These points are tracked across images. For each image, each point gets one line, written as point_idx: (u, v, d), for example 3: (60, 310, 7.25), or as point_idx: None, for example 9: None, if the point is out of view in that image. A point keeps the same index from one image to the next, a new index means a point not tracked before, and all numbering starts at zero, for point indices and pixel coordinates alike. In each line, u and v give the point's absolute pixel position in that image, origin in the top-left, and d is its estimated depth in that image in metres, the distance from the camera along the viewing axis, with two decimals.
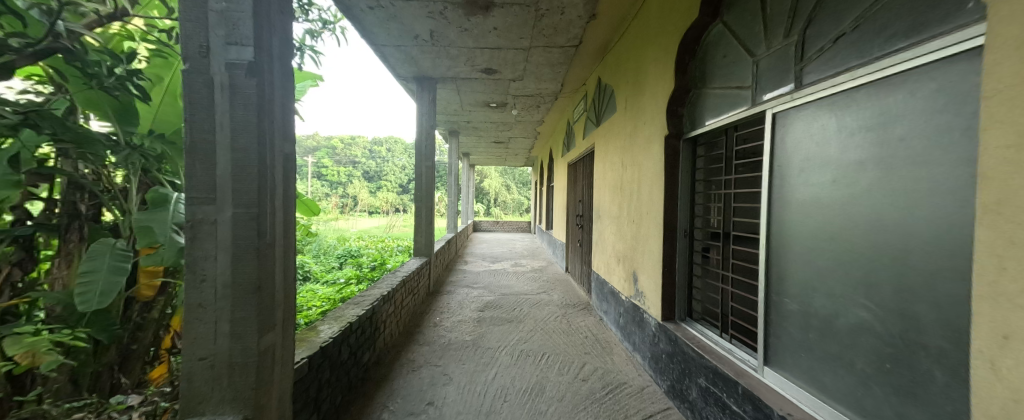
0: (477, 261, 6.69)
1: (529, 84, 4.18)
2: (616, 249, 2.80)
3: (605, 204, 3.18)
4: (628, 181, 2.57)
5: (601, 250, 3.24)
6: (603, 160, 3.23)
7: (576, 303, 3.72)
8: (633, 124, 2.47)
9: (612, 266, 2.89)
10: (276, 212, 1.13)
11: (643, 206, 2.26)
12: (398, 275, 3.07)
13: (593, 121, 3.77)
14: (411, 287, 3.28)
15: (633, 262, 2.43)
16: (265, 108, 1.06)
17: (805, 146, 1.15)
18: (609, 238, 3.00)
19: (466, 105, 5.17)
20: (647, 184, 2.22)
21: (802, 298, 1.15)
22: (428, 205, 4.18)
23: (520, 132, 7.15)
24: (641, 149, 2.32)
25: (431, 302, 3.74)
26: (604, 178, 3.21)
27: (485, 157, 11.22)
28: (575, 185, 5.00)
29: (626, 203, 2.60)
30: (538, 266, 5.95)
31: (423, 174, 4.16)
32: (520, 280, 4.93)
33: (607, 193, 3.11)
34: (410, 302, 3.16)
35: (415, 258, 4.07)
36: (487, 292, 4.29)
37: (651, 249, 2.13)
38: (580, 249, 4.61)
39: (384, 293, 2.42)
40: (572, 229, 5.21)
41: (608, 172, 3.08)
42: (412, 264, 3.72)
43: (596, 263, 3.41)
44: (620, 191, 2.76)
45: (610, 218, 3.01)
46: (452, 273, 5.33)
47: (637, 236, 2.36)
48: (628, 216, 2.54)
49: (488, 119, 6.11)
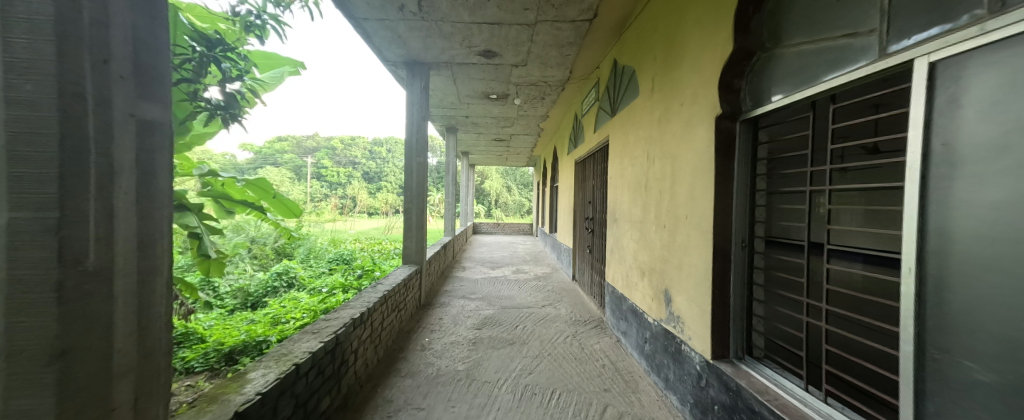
0: (476, 266, 6.21)
1: (534, 70, 3.72)
2: (640, 260, 2.33)
3: (624, 205, 2.71)
4: (657, 177, 2.10)
5: (619, 259, 2.77)
6: (621, 154, 2.76)
7: (587, 319, 3.25)
8: (665, 107, 2.00)
9: (634, 280, 2.42)
10: (122, 215, 0.67)
11: (680, 207, 1.79)
12: (379, 290, 2.59)
13: (607, 111, 3.30)
14: (396, 301, 2.80)
15: (665, 277, 1.96)
16: (78, 33, 0.59)
17: (1015, 110, 0.67)
18: (630, 245, 2.52)
19: (463, 96, 4.72)
20: (685, 180, 1.75)
21: (1005, 367, 0.69)
22: (420, 206, 3.71)
23: (523, 128, 6.69)
24: (677, 136, 1.85)
25: (421, 318, 3.26)
26: (623, 174, 2.73)
27: (486, 156, 10.78)
28: (585, 184, 4.53)
29: (654, 205, 2.13)
30: (542, 274, 5.47)
31: (414, 171, 3.69)
32: (522, 290, 4.44)
33: (627, 192, 2.64)
34: (393, 321, 2.69)
35: (404, 266, 3.60)
36: (486, 304, 3.80)
37: (693, 263, 1.66)
38: (590, 256, 4.12)
39: (355, 316, 1.95)
40: (580, 233, 4.74)
41: (628, 167, 2.61)
42: (399, 274, 3.25)
43: (612, 274, 2.95)
44: (645, 190, 2.29)
45: (631, 222, 2.53)
46: (448, 281, 4.85)
47: (671, 246, 1.89)
48: (657, 220, 2.07)
49: (488, 113, 5.66)
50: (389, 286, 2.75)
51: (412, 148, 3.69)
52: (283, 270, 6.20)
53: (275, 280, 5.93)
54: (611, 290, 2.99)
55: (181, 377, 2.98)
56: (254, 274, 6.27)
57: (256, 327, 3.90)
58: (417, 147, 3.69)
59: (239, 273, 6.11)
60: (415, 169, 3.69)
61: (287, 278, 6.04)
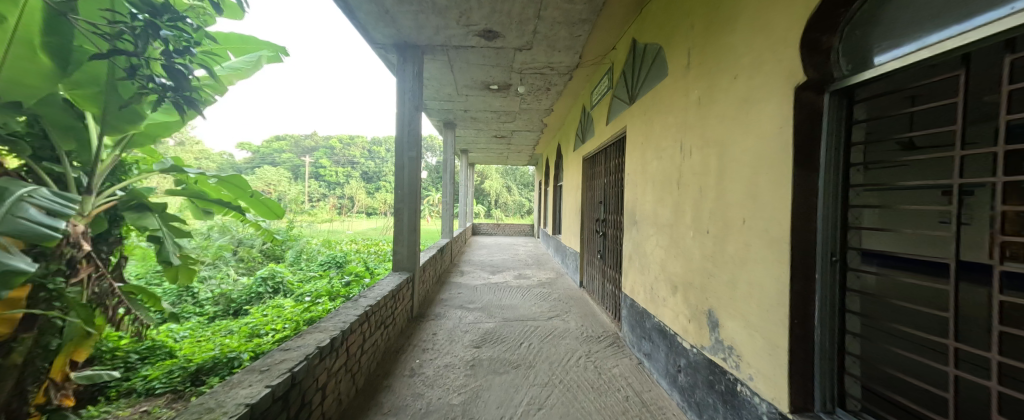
0: (475, 270, 5.83)
1: (540, 55, 3.34)
2: (671, 270, 1.95)
3: (647, 205, 2.32)
4: (695, 171, 1.72)
5: (640, 268, 2.40)
6: (644, 146, 2.37)
7: (601, 334, 2.88)
8: (708, 84, 1.61)
9: (662, 294, 2.04)
10: None
11: (734, 208, 1.41)
12: (359, 304, 2.19)
13: (623, 98, 2.93)
14: (381, 317, 2.41)
15: (708, 295, 1.58)
16: None
17: None
18: (656, 252, 2.15)
19: (461, 86, 4.36)
20: (742, 174, 1.36)
21: None
22: (412, 206, 3.33)
23: (525, 123, 6.32)
24: (728, 119, 1.46)
25: (412, 334, 2.88)
26: (646, 169, 2.34)
27: (485, 154, 10.40)
28: (594, 183, 4.15)
29: (691, 205, 1.74)
30: (547, 280, 5.08)
31: (405, 167, 3.30)
32: (525, 299, 4.05)
33: (651, 191, 2.26)
34: (378, 340, 2.30)
35: (394, 273, 3.21)
36: (485, 316, 3.41)
37: (755, 281, 1.27)
38: (601, 262, 3.75)
39: (323, 344, 1.56)
40: (588, 235, 4.37)
41: (653, 160, 2.23)
42: (387, 283, 2.85)
43: (631, 285, 2.58)
44: (677, 187, 1.90)
45: (656, 225, 2.16)
46: (444, 288, 4.46)
47: (718, 255, 1.51)
48: (697, 223, 1.69)
49: (487, 106, 5.28)
50: (374, 298, 2.36)
51: (402, 142, 3.31)
52: (268, 275, 5.76)
53: (260, 285, 5.55)
54: (630, 303, 2.62)
55: (138, 400, 2.45)
56: (238, 279, 5.88)
57: (231, 340, 3.52)
58: (410, 142, 3.30)
59: (222, 279, 5.73)
60: (407, 166, 3.30)
61: (273, 283, 5.65)
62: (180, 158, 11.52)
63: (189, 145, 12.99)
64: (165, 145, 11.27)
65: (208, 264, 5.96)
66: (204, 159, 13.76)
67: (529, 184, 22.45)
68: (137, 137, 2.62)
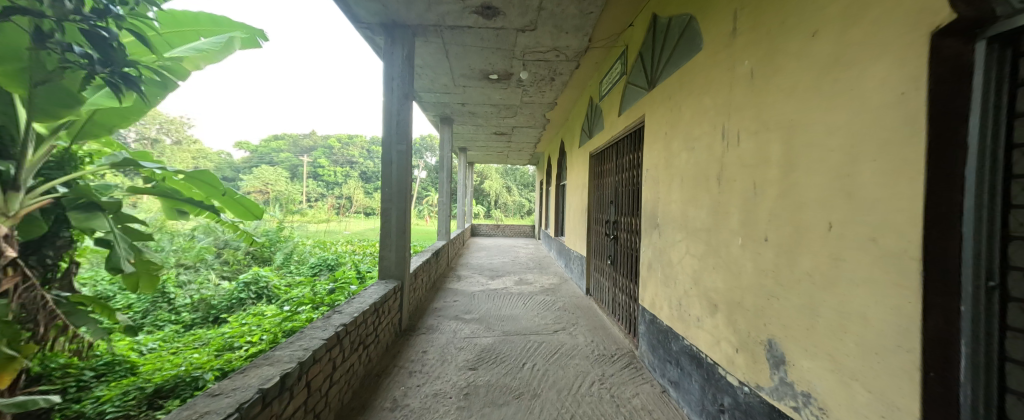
0: (473, 275, 5.49)
1: (545, 37, 2.99)
2: (707, 285, 1.61)
3: (674, 205, 1.97)
4: (745, 163, 1.37)
5: (664, 279, 2.05)
6: (671, 137, 2.02)
7: (614, 352, 2.52)
8: (769, 49, 1.25)
9: (696, 313, 1.69)
10: None
11: (813, 209, 1.05)
12: (331, 323, 1.82)
13: (640, 84, 2.59)
14: (360, 336, 2.05)
15: (767, 322, 1.23)
16: None
17: None
18: (687, 262, 1.79)
19: (457, 75, 4.03)
20: (828, 162, 1.01)
21: None
22: (402, 205, 2.98)
23: (527, 119, 5.97)
24: (802, 89, 1.10)
25: (398, 352, 2.52)
26: (673, 163, 1.99)
27: (485, 153, 10.05)
28: (603, 181, 3.80)
29: (739, 205, 1.39)
30: (549, 285, 4.73)
31: (394, 161, 2.95)
32: (528, 308, 3.68)
33: (680, 188, 1.90)
34: (354, 364, 1.94)
35: (380, 282, 2.84)
36: (483, 329, 3.05)
37: (853, 309, 0.92)
38: (611, 269, 3.39)
39: (268, 385, 1.19)
40: (596, 238, 4.01)
41: (683, 152, 1.87)
42: (370, 294, 2.48)
43: (652, 298, 2.23)
44: (717, 183, 1.55)
45: (686, 230, 1.81)
46: (438, 295, 4.09)
47: (785, 271, 1.15)
48: (748, 228, 1.33)
49: (486, 99, 4.94)
50: (351, 314, 1.99)
51: (390, 134, 2.95)
52: (252, 280, 5.36)
53: (243, 290, 5.20)
54: (649, 318, 2.26)
55: None
56: (219, 284, 5.52)
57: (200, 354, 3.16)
58: (399, 134, 2.95)
59: (203, 284, 5.38)
60: (396, 160, 2.95)
61: (257, 289, 5.28)
62: (174, 157, 11.19)
63: (184, 144, 12.70)
64: (161, 143, 11.02)
65: (187, 268, 5.60)
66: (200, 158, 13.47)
67: (529, 184, 22.09)
68: (89, 124, 2.38)
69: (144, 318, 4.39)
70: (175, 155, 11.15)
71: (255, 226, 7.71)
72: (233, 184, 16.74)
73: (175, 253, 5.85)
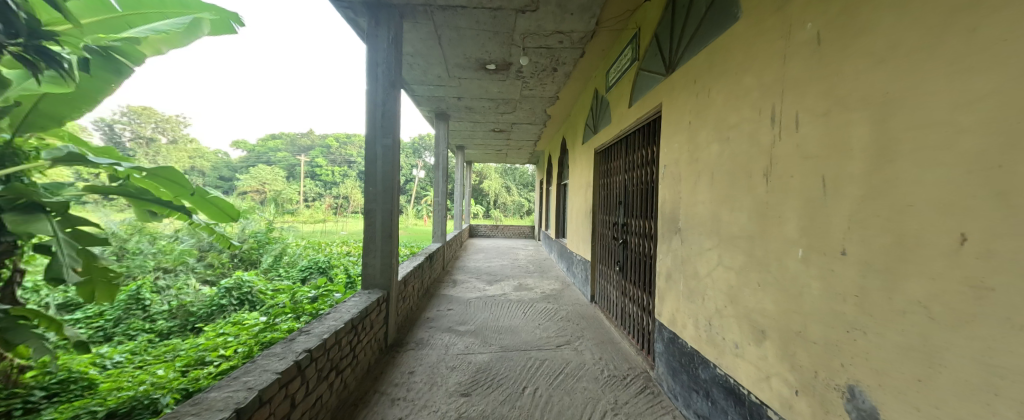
0: (470, 280, 5.19)
1: (546, 19, 2.70)
2: (749, 305, 1.31)
3: (701, 207, 1.67)
4: (806, 154, 1.07)
5: (689, 293, 1.75)
6: (698, 126, 1.71)
7: (626, 374, 2.22)
8: (844, 4, 0.95)
9: (733, 338, 1.39)
10: None
11: (924, 215, 0.76)
12: (292, 349, 1.51)
13: (655, 69, 2.29)
14: (333, 360, 1.74)
15: (845, 362, 0.93)
16: None
17: None
18: (720, 274, 1.50)
19: (451, 65, 3.74)
20: (954, 148, 0.70)
21: None
22: (388, 207, 2.68)
23: (526, 115, 5.68)
24: (903, 50, 0.80)
25: (382, 373, 2.21)
26: (699, 157, 1.70)
27: (484, 152, 9.75)
28: (610, 179, 3.51)
29: (797, 207, 1.10)
30: (551, 291, 4.43)
31: (379, 157, 2.64)
32: (528, 318, 3.38)
33: (709, 187, 1.60)
34: (323, 395, 1.64)
35: (362, 292, 2.54)
36: (478, 344, 2.74)
37: (1006, 364, 0.63)
38: (620, 276, 3.10)
39: None
40: (602, 241, 3.71)
41: (713, 143, 1.57)
42: (348, 308, 2.16)
43: (672, 313, 1.93)
44: (763, 180, 1.25)
45: (719, 236, 1.51)
46: (431, 303, 3.78)
47: (875, 297, 0.85)
48: (812, 236, 1.04)
49: (484, 92, 4.65)
50: (319, 335, 1.68)
51: (374, 126, 2.64)
52: (234, 285, 5.01)
53: (224, 296, 4.89)
54: (668, 337, 1.97)
55: None
56: (199, 289, 5.20)
57: (165, 370, 2.85)
58: (384, 126, 2.64)
59: (183, 289, 5.06)
60: (380, 156, 2.64)
61: (239, 294, 4.97)
62: (167, 156, 10.90)
63: (179, 143, 12.46)
64: (157, 142, 10.80)
65: (166, 273, 5.30)
66: (194, 157, 13.21)
67: (529, 184, 21.75)
68: (34, 115, 1.93)
69: (115, 327, 4.08)
70: (168, 155, 10.89)
71: (243, 227, 7.40)
72: (228, 185, 16.46)
73: (155, 257, 5.54)
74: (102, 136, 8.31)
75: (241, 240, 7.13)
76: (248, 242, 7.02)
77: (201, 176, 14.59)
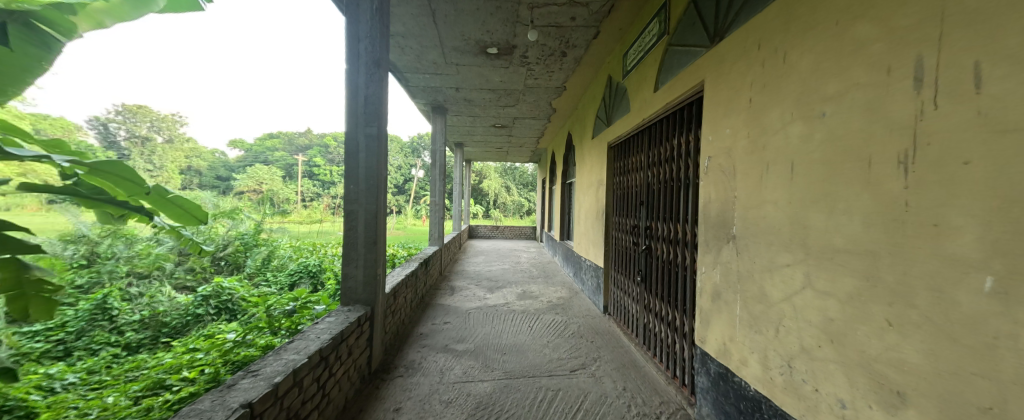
0: (469, 286, 4.79)
1: None
2: (868, 351, 0.92)
3: (771, 208, 1.27)
4: (996, 126, 0.67)
5: (752, 321, 1.35)
6: (766, 102, 1.31)
7: (659, 412, 1.82)
8: None
9: (836, 393, 1.00)
10: None
11: None
12: (223, 406, 1.09)
13: (692, 41, 1.89)
14: (289, 409, 1.33)
15: None
16: None
17: None
18: (809, 300, 1.10)
19: (449, 48, 3.34)
20: None
21: None
22: (373, 207, 2.27)
23: (529, 108, 5.29)
24: None
25: (361, 413, 1.80)
26: (768, 145, 1.30)
27: (484, 149, 9.37)
28: (628, 176, 3.11)
29: (980, 211, 0.69)
30: (558, 300, 4.03)
31: (361, 148, 2.24)
32: (535, 334, 2.98)
33: (785, 183, 1.21)
34: None
35: (341, 309, 2.13)
36: (479, 369, 2.33)
37: None
38: (640, 288, 2.69)
39: None
40: (618, 246, 3.32)
41: (794, 123, 1.17)
42: (319, 332, 1.74)
43: (722, 342, 1.54)
44: (899, 171, 0.85)
45: (806, 248, 1.12)
46: (425, 316, 3.39)
47: None
48: (1015, 257, 0.64)
49: (484, 82, 4.25)
50: (267, 381, 1.26)
51: (355, 112, 2.24)
52: (212, 293, 4.65)
53: (200, 305, 4.52)
54: (719, 372, 1.57)
55: None
56: (174, 297, 4.79)
57: (116, 397, 2.46)
58: (367, 111, 2.23)
59: (156, 297, 4.63)
60: (362, 147, 2.23)
61: (218, 303, 4.60)
62: (161, 154, 10.59)
63: (177, 141, 12.20)
64: (153, 141, 10.53)
65: (140, 280, 4.90)
66: (189, 157, 12.89)
67: (529, 183, 21.34)
68: None
69: (76, 340, 3.65)
70: (163, 153, 10.60)
71: (229, 229, 6.99)
72: (225, 184, 16.13)
73: (128, 262, 5.13)
74: (97, 133, 8.06)
75: (227, 242, 6.73)
76: (233, 245, 6.62)
77: (197, 176, 14.28)
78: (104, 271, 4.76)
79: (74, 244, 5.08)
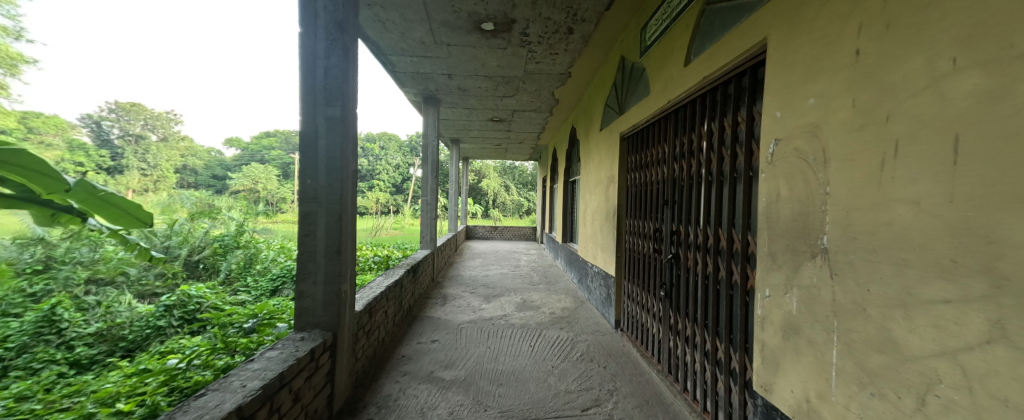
0: (462, 294, 4.35)
1: None
2: None
3: (904, 210, 0.83)
4: None
5: (865, 378, 0.91)
6: (893, 47, 0.86)
7: None
8: None
9: None
10: None
11: None
12: None
13: None
14: None
15: None
16: None
17: None
18: (1001, 365, 0.66)
19: (437, 24, 2.89)
20: None
21: None
22: (337, 207, 1.83)
23: (529, 98, 4.85)
24: None
25: None
26: (898, 113, 0.85)
27: (483, 146, 8.96)
28: (645, 170, 2.67)
29: None
30: (562, 312, 3.58)
31: (319, 133, 1.79)
32: (536, 356, 2.54)
33: (940, 170, 0.76)
34: None
35: (292, 337, 1.68)
36: (469, 408, 1.87)
37: None
38: (663, 304, 2.25)
39: None
40: (632, 252, 2.88)
41: (962, 72, 0.72)
42: (246, 377, 1.28)
43: (803, 397, 1.10)
44: None
45: (992, 276, 0.67)
46: (411, 333, 2.95)
47: None
48: None
49: (479, 67, 3.79)
50: None
51: (311, 87, 1.77)
52: (177, 302, 4.22)
53: (162, 317, 4.05)
54: None
55: None
56: (133, 306, 4.30)
57: None
58: (328, 86, 1.78)
59: (113, 307, 4.15)
60: (322, 131, 1.78)
61: (182, 313, 4.15)
62: (153, 151, 10.32)
63: (171, 141, 11.96)
64: (149, 140, 10.41)
65: (97, 291, 4.40)
66: (181, 156, 12.61)
67: (529, 182, 20.91)
68: None
69: (15, 358, 3.09)
70: (157, 152, 10.34)
71: (208, 231, 6.54)
72: (219, 184, 15.81)
73: (85, 268, 4.67)
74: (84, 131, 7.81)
75: (203, 244, 6.28)
76: (209, 248, 6.16)
77: (191, 174, 13.99)
78: (59, 278, 4.31)
79: (29, 247, 4.63)
